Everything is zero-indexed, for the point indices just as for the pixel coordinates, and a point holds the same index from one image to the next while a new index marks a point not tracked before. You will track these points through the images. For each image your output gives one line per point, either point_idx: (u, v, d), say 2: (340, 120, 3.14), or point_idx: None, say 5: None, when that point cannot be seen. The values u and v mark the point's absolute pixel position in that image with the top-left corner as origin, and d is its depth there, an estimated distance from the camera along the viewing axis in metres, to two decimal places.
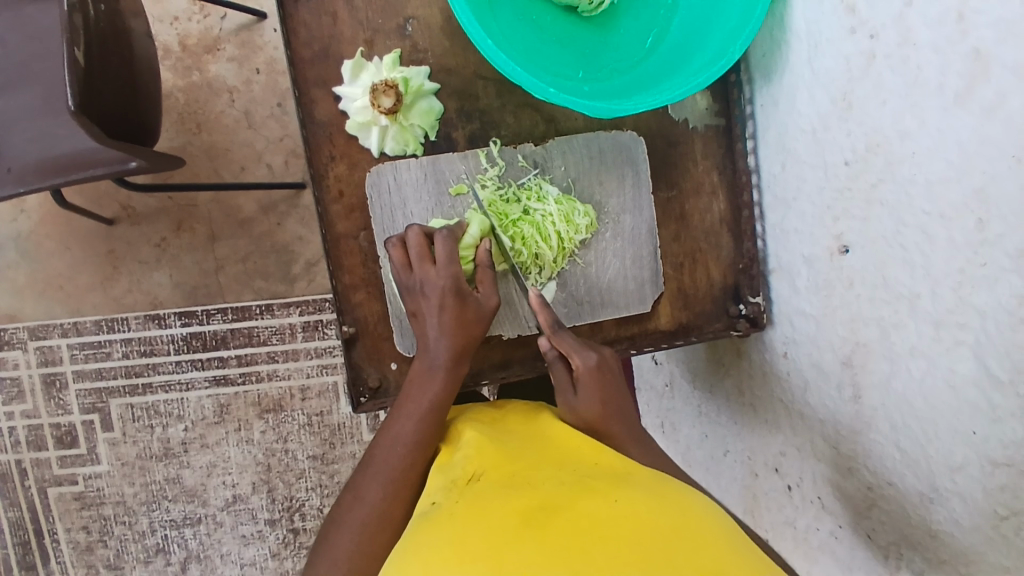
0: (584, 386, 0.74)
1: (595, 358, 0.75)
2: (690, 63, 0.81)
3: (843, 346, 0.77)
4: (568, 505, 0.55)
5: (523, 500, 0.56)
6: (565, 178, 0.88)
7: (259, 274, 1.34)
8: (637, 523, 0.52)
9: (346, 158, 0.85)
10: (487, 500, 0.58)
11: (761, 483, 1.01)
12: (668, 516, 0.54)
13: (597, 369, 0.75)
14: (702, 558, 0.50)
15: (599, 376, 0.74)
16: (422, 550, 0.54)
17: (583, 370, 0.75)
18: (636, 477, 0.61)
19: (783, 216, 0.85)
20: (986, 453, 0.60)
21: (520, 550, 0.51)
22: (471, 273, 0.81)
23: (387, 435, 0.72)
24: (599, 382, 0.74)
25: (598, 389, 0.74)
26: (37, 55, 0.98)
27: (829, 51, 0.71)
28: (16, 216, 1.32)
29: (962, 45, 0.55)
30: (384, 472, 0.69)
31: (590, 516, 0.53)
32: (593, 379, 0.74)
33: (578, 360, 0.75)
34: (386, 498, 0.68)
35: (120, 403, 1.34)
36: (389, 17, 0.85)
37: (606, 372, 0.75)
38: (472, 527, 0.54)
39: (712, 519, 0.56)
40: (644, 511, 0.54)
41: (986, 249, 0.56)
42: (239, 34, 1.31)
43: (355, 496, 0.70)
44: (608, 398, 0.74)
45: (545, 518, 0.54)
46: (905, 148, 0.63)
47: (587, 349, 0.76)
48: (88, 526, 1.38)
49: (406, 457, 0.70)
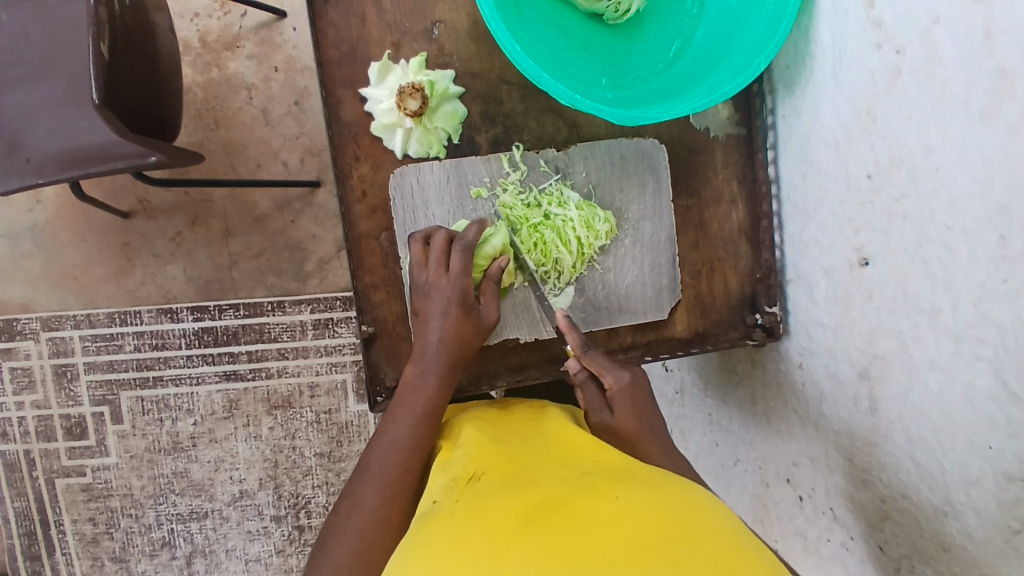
0: (619, 404, 0.74)
1: (628, 377, 0.76)
2: (714, 72, 0.82)
3: (861, 358, 0.77)
4: (569, 502, 0.56)
5: (524, 500, 0.57)
6: (586, 183, 0.89)
7: (273, 270, 1.35)
8: (637, 516, 0.53)
9: (370, 158, 0.85)
10: (488, 499, 0.58)
11: (773, 493, 1.02)
12: (669, 510, 0.54)
13: (630, 387, 0.75)
14: (705, 553, 0.50)
15: (632, 393, 0.75)
16: (423, 549, 0.54)
17: (617, 389, 0.75)
18: (638, 473, 0.62)
19: (803, 226, 0.86)
20: (1001, 468, 0.60)
21: (522, 548, 0.51)
22: (479, 282, 0.82)
23: (381, 441, 0.73)
24: (633, 399, 0.75)
25: (632, 406, 0.74)
26: (60, 47, 0.98)
27: (854, 64, 0.71)
28: (33, 207, 1.33)
29: (987, 63, 0.55)
30: (380, 479, 0.70)
31: (591, 512, 0.54)
32: (627, 397, 0.74)
33: (611, 379, 0.75)
34: (383, 503, 0.69)
35: (130, 396, 1.35)
36: (416, 20, 0.85)
37: (639, 390, 0.76)
38: (473, 525, 0.54)
39: (715, 515, 0.56)
40: (647, 508, 0.54)
41: (1008, 265, 0.56)
42: (259, 32, 1.32)
43: (352, 503, 0.70)
44: (641, 413, 0.74)
45: (546, 515, 0.54)
46: (929, 162, 0.63)
47: (618, 368, 0.77)
48: (95, 518, 1.39)
49: (402, 462, 0.70)
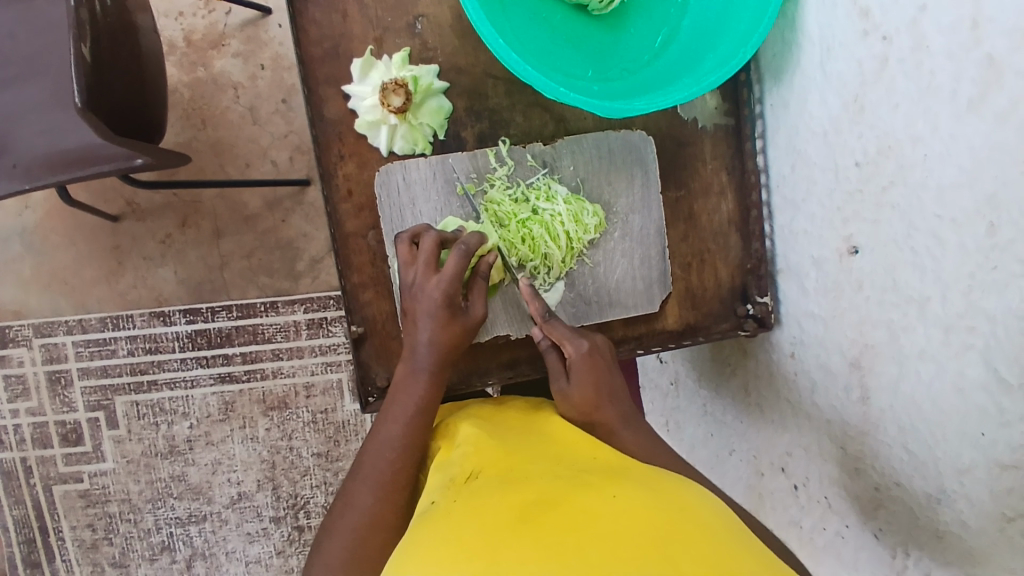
0: (576, 372, 0.74)
1: (587, 345, 0.75)
2: (701, 62, 0.81)
3: (852, 348, 0.77)
4: (564, 501, 0.55)
5: (520, 498, 0.57)
6: (574, 177, 0.88)
7: (264, 270, 1.34)
8: (632, 515, 0.52)
9: (356, 157, 0.85)
10: (484, 498, 0.58)
11: (768, 483, 1.02)
12: (664, 508, 0.54)
13: (609, 379, 0.74)
14: (700, 550, 0.50)
15: (591, 362, 0.74)
16: (418, 549, 0.53)
17: (575, 357, 0.74)
18: (633, 470, 0.61)
19: (792, 216, 0.85)
20: (994, 456, 0.60)
21: (517, 547, 0.50)
22: (467, 279, 0.81)
23: (374, 440, 0.72)
24: (591, 367, 0.74)
25: (590, 374, 0.73)
26: (43, 50, 0.97)
27: (841, 54, 0.71)
28: (21, 212, 1.32)
29: (975, 52, 0.55)
30: (374, 478, 0.70)
31: (586, 511, 0.53)
32: (585, 364, 0.74)
33: (570, 348, 0.75)
34: (376, 502, 0.68)
35: (125, 400, 1.35)
36: (399, 16, 0.85)
37: (598, 358, 0.75)
38: (469, 524, 0.54)
39: (710, 512, 0.56)
40: (642, 505, 0.54)
41: (997, 255, 0.55)
42: (245, 30, 1.31)
43: (346, 503, 0.70)
44: (600, 381, 0.73)
45: (542, 513, 0.54)
46: (917, 153, 0.63)
47: (579, 336, 0.76)
48: (93, 524, 1.38)
49: (395, 461, 0.70)
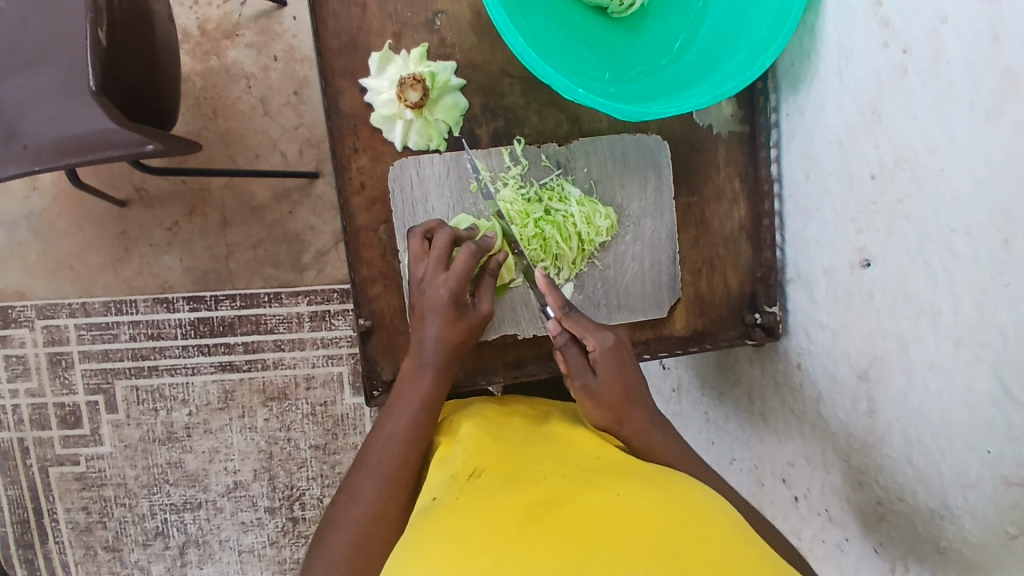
0: (602, 368, 0.72)
1: (612, 339, 0.73)
2: (718, 68, 0.81)
3: (860, 359, 0.77)
4: (570, 501, 0.55)
5: (525, 498, 0.56)
6: (588, 179, 0.88)
7: (270, 261, 1.34)
8: (639, 514, 0.52)
9: (369, 150, 0.85)
10: (488, 496, 0.57)
11: (768, 492, 1.02)
12: (670, 507, 0.54)
13: (615, 350, 0.72)
14: (707, 549, 0.49)
15: (618, 356, 0.72)
16: (422, 548, 0.53)
17: (600, 351, 0.72)
18: (639, 470, 0.61)
19: (804, 225, 0.85)
20: (1000, 473, 0.60)
21: (522, 547, 0.50)
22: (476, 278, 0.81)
23: (379, 434, 0.72)
24: (617, 362, 0.72)
25: (615, 370, 0.72)
26: (58, 35, 0.96)
27: (860, 63, 0.71)
28: (29, 195, 1.32)
29: (994, 64, 0.54)
30: (378, 472, 0.69)
31: (592, 511, 0.53)
32: (612, 361, 0.72)
33: (594, 342, 0.73)
34: (379, 497, 0.68)
35: (125, 385, 1.34)
36: (418, 11, 0.84)
37: (623, 351, 0.73)
38: (473, 523, 0.53)
39: (717, 512, 0.55)
40: (647, 505, 0.53)
41: (1011, 268, 0.55)
42: (259, 21, 1.31)
43: (349, 495, 0.70)
44: (626, 379, 0.72)
45: (547, 513, 0.53)
46: (932, 164, 0.63)
47: (601, 329, 0.74)
48: (88, 507, 1.38)
49: (400, 455, 0.70)
